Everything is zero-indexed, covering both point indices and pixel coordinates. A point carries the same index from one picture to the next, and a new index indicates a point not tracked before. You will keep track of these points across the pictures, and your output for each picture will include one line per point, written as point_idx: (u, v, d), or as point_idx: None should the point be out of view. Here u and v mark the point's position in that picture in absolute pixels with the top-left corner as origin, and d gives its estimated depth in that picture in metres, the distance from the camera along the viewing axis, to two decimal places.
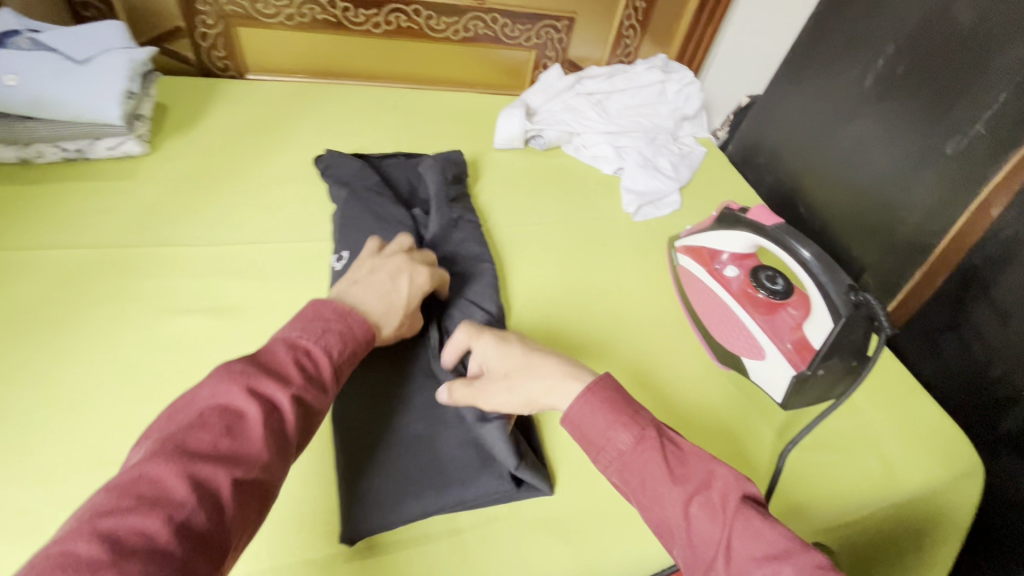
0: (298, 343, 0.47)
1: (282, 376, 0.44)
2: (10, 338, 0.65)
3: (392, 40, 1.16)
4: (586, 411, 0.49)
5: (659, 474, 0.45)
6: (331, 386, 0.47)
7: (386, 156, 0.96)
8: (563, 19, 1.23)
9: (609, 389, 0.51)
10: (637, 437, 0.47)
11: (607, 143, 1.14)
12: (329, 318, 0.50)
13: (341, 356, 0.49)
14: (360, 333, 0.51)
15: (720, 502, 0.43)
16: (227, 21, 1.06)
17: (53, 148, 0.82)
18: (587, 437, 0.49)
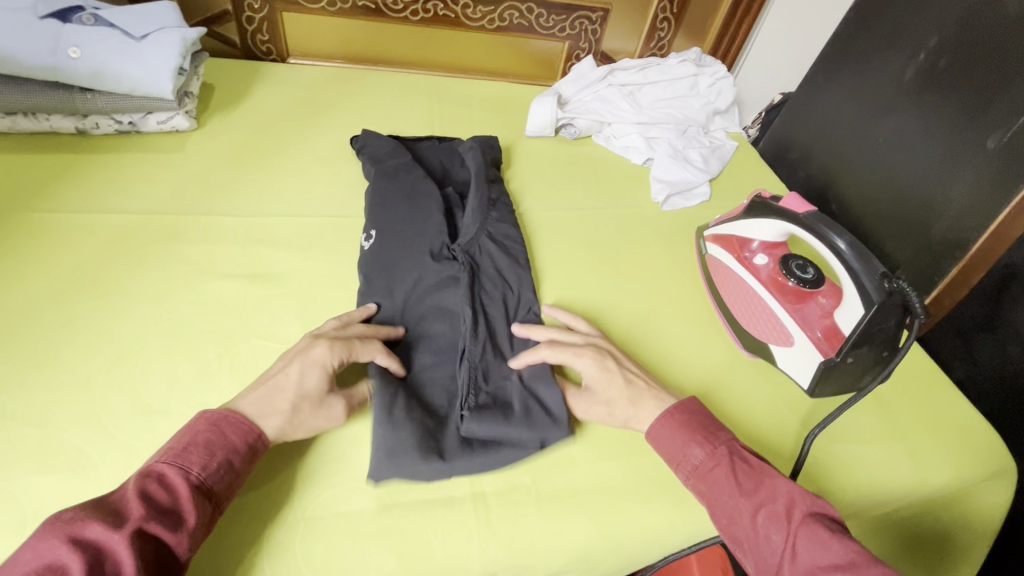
0: (154, 471, 0.48)
1: (122, 515, 0.44)
2: (64, 293, 0.68)
3: (429, 28, 1.18)
4: (667, 430, 0.60)
5: (731, 488, 0.54)
6: (189, 509, 0.47)
7: (421, 139, 0.98)
8: (597, 10, 1.23)
9: (686, 411, 0.61)
10: (710, 452, 0.57)
11: (638, 134, 1.15)
12: (200, 431, 0.51)
13: (203, 473, 0.49)
14: (220, 446, 0.51)
15: (785, 513, 0.51)
16: (272, 6, 1.09)
17: (108, 120, 0.86)
18: (667, 452, 0.59)
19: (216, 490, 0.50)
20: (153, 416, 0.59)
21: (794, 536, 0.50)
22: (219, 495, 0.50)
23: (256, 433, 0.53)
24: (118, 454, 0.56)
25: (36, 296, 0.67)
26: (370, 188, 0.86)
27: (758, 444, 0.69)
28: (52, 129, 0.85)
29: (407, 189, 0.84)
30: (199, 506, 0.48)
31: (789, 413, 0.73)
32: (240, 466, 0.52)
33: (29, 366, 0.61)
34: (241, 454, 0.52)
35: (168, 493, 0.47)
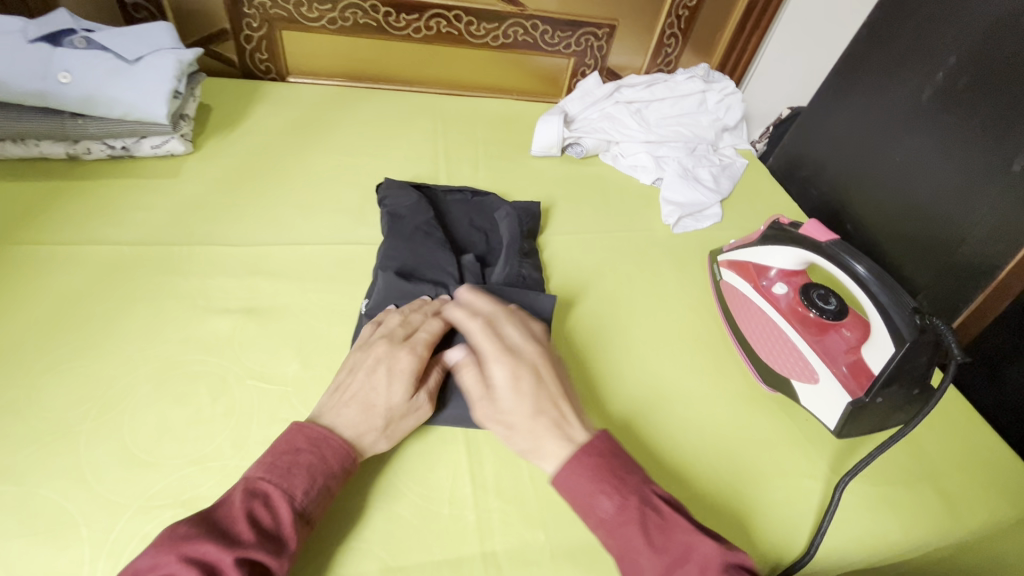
0: (259, 491, 0.47)
1: (233, 537, 0.43)
2: (50, 331, 0.64)
3: (432, 46, 1.16)
4: (570, 473, 0.51)
5: (641, 542, 0.47)
6: (291, 536, 0.46)
7: (451, 190, 0.92)
8: (603, 26, 1.20)
9: (599, 451, 0.52)
10: (620, 503, 0.49)
11: (646, 152, 1.12)
12: (301, 450, 0.50)
13: (305, 500, 0.48)
14: (326, 468, 0.50)
15: (700, 572, 0.45)
16: (271, 24, 1.07)
17: (100, 145, 0.83)
18: (572, 498, 0.51)
19: (312, 515, 0.49)
20: (141, 467, 0.56)
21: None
22: (315, 519, 0.49)
23: (352, 455, 0.53)
24: (102, 511, 0.52)
25: (20, 336, 0.63)
26: (384, 236, 0.80)
27: (782, 487, 0.66)
28: (41, 155, 0.82)
29: (422, 241, 0.78)
30: (298, 533, 0.47)
31: (812, 452, 0.69)
32: (336, 489, 0.51)
33: (9, 414, 0.57)
34: (340, 478, 0.52)
35: (271, 517, 0.46)
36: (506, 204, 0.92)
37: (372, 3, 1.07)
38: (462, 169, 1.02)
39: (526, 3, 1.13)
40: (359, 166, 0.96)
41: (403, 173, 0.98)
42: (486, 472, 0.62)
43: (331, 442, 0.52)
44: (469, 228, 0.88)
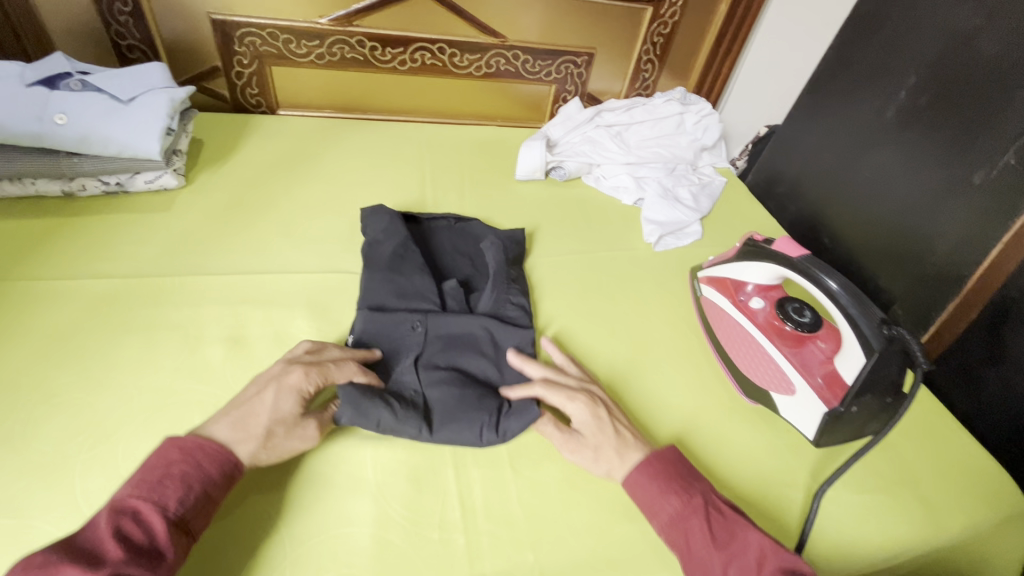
0: (129, 507, 0.49)
1: (100, 557, 0.45)
2: (44, 365, 0.66)
3: (418, 77, 1.20)
4: (643, 482, 0.61)
5: (704, 541, 0.56)
6: (167, 546, 0.48)
7: (435, 218, 0.95)
8: (582, 54, 1.24)
9: (666, 462, 0.62)
10: (685, 504, 0.58)
11: (627, 174, 1.15)
12: (173, 462, 0.52)
13: (178, 509, 0.50)
14: (202, 475, 0.53)
15: (753, 565, 0.53)
16: (261, 61, 1.10)
17: (95, 182, 0.86)
18: (642, 502, 0.60)
19: (193, 524, 0.51)
20: None
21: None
22: (198, 527, 0.52)
23: (232, 461, 0.55)
24: None
25: (15, 371, 0.65)
26: (365, 267, 0.82)
27: (763, 500, 0.67)
28: (37, 193, 0.84)
29: (400, 268, 0.81)
30: (176, 541, 0.49)
31: (793, 462, 0.71)
32: (218, 495, 0.53)
33: (3, 449, 0.58)
34: (218, 486, 0.54)
35: (144, 532, 0.48)
36: (490, 231, 0.94)
37: (358, 38, 1.11)
38: (448, 195, 1.05)
39: (507, 35, 1.17)
40: (348, 195, 0.99)
41: (390, 201, 1.01)
42: (475, 500, 0.63)
43: (210, 454, 0.54)
44: (453, 254, 0.91)
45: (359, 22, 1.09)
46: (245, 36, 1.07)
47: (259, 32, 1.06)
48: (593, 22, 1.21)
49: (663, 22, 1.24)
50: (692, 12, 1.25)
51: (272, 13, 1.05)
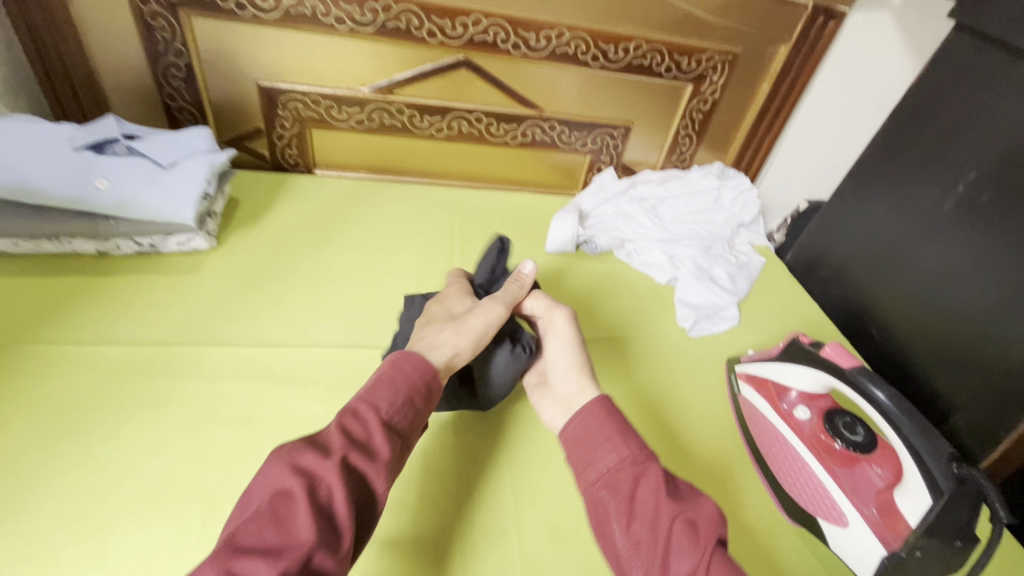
0: (351, 407, 0.54)
1: (328, 447, 0.51)
2: (53, 441, 0.64)
3: (454, 143, 1.20)
4: (592, 421, 0.62)
5: (654, 492, 0.55)
6: (381, 442, 0.53)
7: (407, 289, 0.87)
8: (619, 127, 1.23)
9: (614, 412, 0.63)
10: (637, 453, 0.58)
11: (661, 251, 1.11)
12: (384, 372, 0.58)
13: (390, 410, 0.55)
14: (406, 380, 0.58)
15: (701, 528, 0.52)
16: (302, 124, 1.13)
17: (129, 242, 0.86)
18: (591, 438, 0.60)
19: (401, 426, 0.56)
20: None
21: (707, 558, 0.50)
22: (405, 428, 0.56)
23: (428, 368, 0.61)
24: None
25: (25, 444, 0.63)
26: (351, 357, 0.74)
27: None
28: (72, 250, 0.85)
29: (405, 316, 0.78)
30: (388, 438, 0.54)
31: None
32: (420, 400, 0.59)
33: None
34: (427, 386, 0.60)
35: (361, 427, 0.54)
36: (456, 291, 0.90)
37: (397, 106, 1.12)
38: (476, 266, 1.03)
39: (544, 107, 1.17)
40: (375, 264, 0.98)
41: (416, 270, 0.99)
42: None
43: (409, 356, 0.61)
44: None
45: (399, 91, 1.11)
46: (289, 101, 1.09)
47: (302, 98, 1.09)
48: (631, 96, 1.19)
49: (703, 99, 1.22)
50: (734, 89, 1.23)
51: (315, 81, 1.08)
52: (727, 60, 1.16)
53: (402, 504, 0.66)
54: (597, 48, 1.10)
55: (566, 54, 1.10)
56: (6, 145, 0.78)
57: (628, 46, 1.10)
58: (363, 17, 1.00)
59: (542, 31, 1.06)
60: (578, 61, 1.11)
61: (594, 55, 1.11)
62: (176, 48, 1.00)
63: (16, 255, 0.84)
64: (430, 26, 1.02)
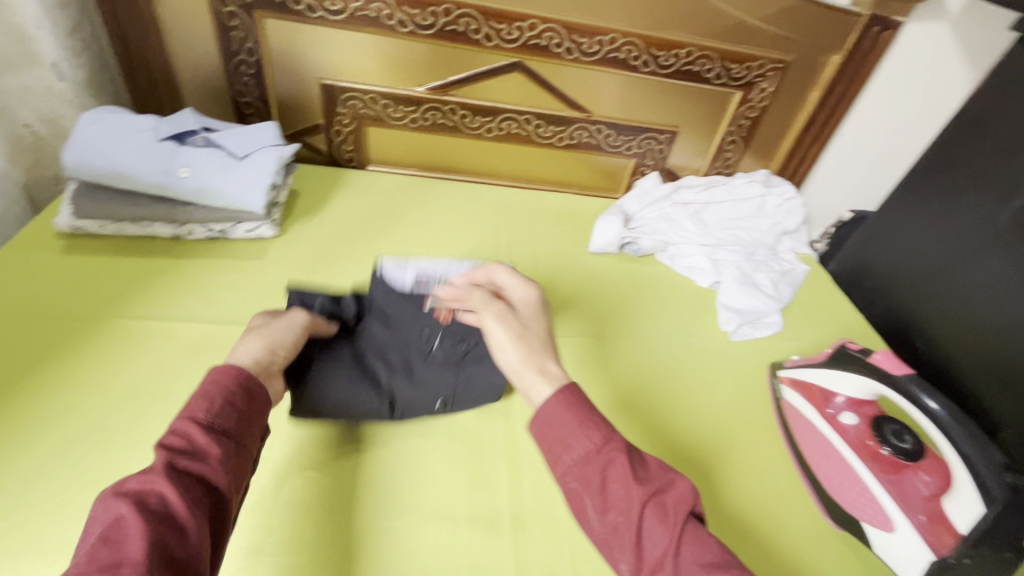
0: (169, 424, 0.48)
1: (150, 465, 0.44)
2: (137, 407, 0.69)
3: (502, 144, 1.24)
4: (558, 412, 0.55)
5: (621, 480, 0.51)
6: (208, 445, 0.47)
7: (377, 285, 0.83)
8: (665, 132, 1.25)
9: (577, 398, 0.56)
10: (604, 439, 0.53)
11: (704, 255, 1.13)
12: (203, 383, 0.52)
13: (207, 415, 0.49)
14: (219, 378, 0.52)
15: (670, 508, 0.50)
16: (360, 121, 1.18)
17: (202, 228, 0.92)
18: (557, 434, 0.54)
19: (230, 427, 0.50)
20: None
21: (680, 538, 0.48)
22: (236, 429, 0.50)
23: (244, 373, 0.54)
24: None
25: (113, 408, 0.68)
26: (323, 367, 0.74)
27: None
28: (151, 233, 0.91)
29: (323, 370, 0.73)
30: (217, 441, 0.48)
31: None
32: (245, 398, 0.53)
33: (92, 486, 0.62)
34: (242, 382, 0.53)
35: (185, 441, 0.47)
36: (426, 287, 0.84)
37: (450, 107, 1.16)
38: (521, 263, 1.07)
39: (592, 110, 1.20)
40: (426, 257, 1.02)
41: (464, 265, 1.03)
42: None
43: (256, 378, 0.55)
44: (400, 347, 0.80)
45: (453, 92, 1.15)
46: (349, 100, 1.14)
47: (362, 97, 1.14)
48: (679, 102, 1.21)
49: (751, 105, 1.23)
50: (784, 97, 1.23)
51: (375, 80, 1.12)
52: (778, 68, 1.17)
53: (455, 485, 0.69)
54: (648, 54, 1.12)
55: (617, 59, 1.12)
56: (101, 135, 0.85)
57: (679, 53, 1.12)
58: (424, 20, 1.04)
59: (595, 36, 1.08)
60: (629, 66, 1.14)
61: (645, 61, 1.13)
62: (247, 46, 1.06)
63: (102, 236, 0.91)
64: (487, 30, 1.06)
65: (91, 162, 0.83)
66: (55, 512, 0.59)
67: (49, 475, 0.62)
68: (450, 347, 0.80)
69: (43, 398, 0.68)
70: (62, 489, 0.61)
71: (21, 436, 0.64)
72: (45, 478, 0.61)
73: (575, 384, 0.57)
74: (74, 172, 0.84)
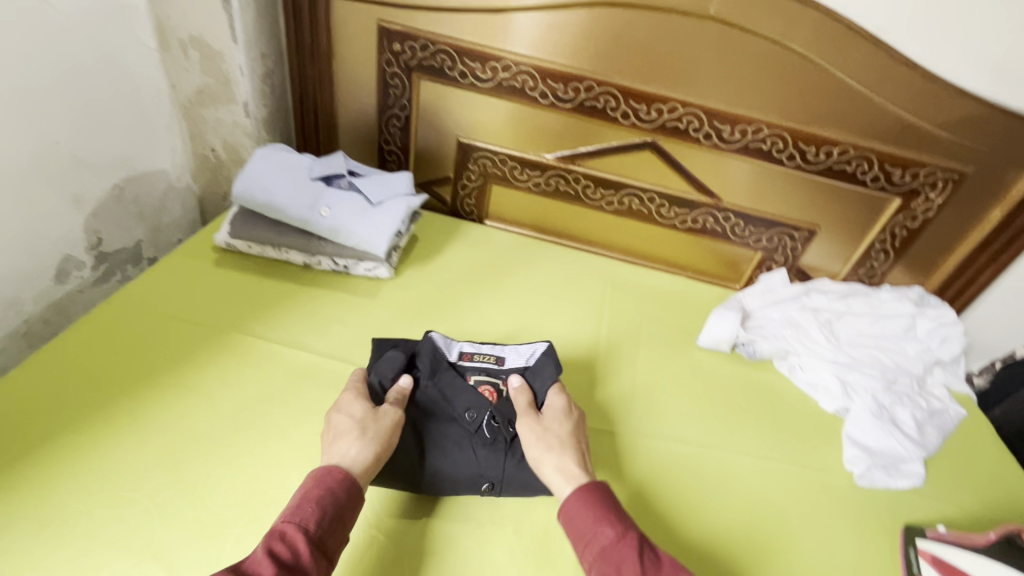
0: (276, 530, 0.55)
1: (257, 575, 0.50)
2: (235, 425, 0.73)
3: (621, 218, 1.22)
4: (575, 509, 0.63)
5: (633, 574, 0.57)
6: (307, 564, 0.54)
7: (430, 351, 0.81)
8: (802, 230, 1.15)
9: (596, 494, 0.64)
10: (616, 533, 0.60)
11: (832, 373, 0.99)
12: (309, 490, 0.60)
13: (316, 530, 0.56)
14: (337, 485, 0.60)
15: None
16: (486, 179, 1.22)
17: (329, 261, 0.99)
18: (577, 529, 0.62)
19: (328, 546, 0.57)
20: None
21: None
22: (333, 547, 0.57)
23: (355, 483, 0.62)
24: None
25: (218, 422, 0.73)
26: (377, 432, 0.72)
27: None
28: (286, 259, 1.00)
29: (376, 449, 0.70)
30: (313, 563, 0.54)
31: None
32: (348, 515, 0.59)
33: (183, 493, 0.65)
34: (347, 501, 0.60)
35: (290, 551, 0.54)
36: (474, 353, 0.84)
37: (575, 176, 1.17)
38: (622, 346, 1.01)
39: (722, 197, 1.14)
40: (526, 323, 1.01)
41: (561, 338, 1.00)
42: None
43: (334, 470, 0.61)
44: (452, 414, 0.76)
45: (580, 162, 1.16)
46: (480, 158, 1.20)
47: (492, 157, 1.19)
48: (824, 200, 1.10)
49: (912, 215, 1.09)
50: (954, 211, 1.08)
51: (507, 144, 1.17)
52: (951, 179, 1.03)
53: None
54: (796, 147, 1.04)
55: (759, 149, 1.06)
56: (265, 171, 0.97)
57: (832, 150, 1.03)
58: (566, 93, 1.07)
59: (738, 125, 1.04)
60: (771, 158, 1.07)
61: (790, 154, 1.05)
62: (401, 103, 1.16)
63: (247, 255, 1.01)
64: (626, 108, 1.06)
65: (254, 194, 0.95)
66: (146, 512, 0.63)
67: (154, 475, 0.66)
68: (497, 426, 0.75)
69: (168, 399, 0.75)
70: (160, 492, 0.65)
71: (144, 432, 0.71)
72: (150, 477, 0.66)
73: (595, 483, 0.65)
74: (239, 199, 0.96)
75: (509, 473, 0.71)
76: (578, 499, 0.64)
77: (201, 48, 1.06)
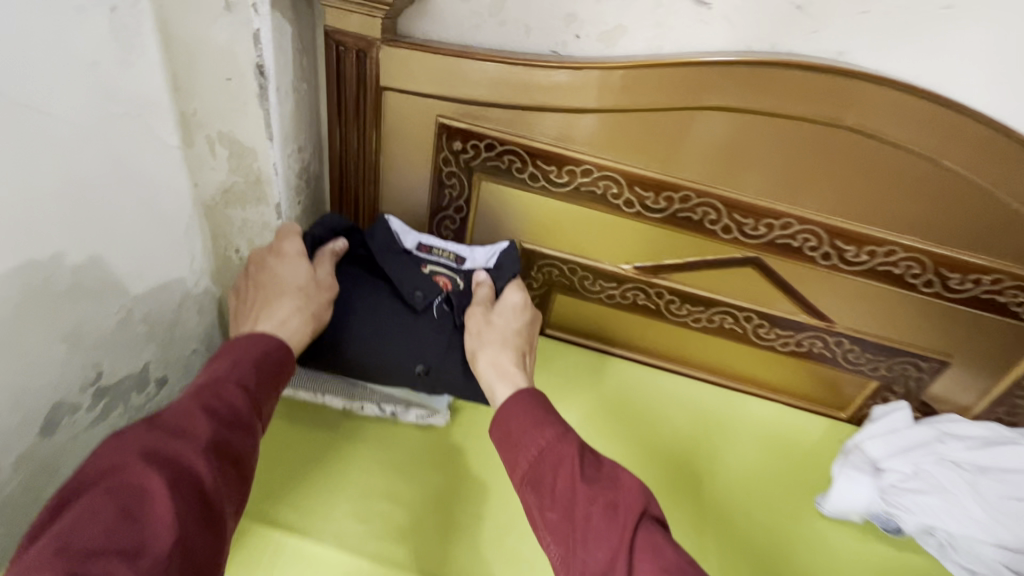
0: (208, 389, 0.62)
1: (190, 433, 0.58)
2: None
3: (708, 336, 1.04)
4: (517, 411, 0.69)
5: (571, 476, 0.62)
6: (244, 420, 0.62)
7: (392, 246, 0.86)
8: (932, 360, 0.96)
9: (534, 402, 0.70)
10: (557, 436, 0.66)
11: (997, 558, 0.82)
12: (242, 353, 0.66)
13: (246, 386, 0.64)
14: (273, 352, 0.68)
15: (621, 506, 0.60)
16: (551, 287, 1.05)
17: (374, 406, 0.84)
18: (513, 430, 0.68)
19: (261, 405, 0.65)
20: None
21: (629, 537, 0.57)
22: (264, 404, 0.65)
23: (286, 351, 0.70)
24: None
25: None
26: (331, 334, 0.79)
27: None
28: (323, 403, 0.85)
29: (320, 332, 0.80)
30: (245, 405, 0.62)
31: None
32: (278, 378, 0.68)
33: None
34: (280, 368, 0.69)
35: (228, 405, 0.61)
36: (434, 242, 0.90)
37: (658, 290, 1.00)
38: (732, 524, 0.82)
39: (836, 320, 0.96)
40: None
41: None
42: None
43: (269, 341, 0.69)
44: (405, 297, 0.83)
45: (666, 276, 0.99)
46: (545, 266, 1.03)
47: (560, 265, 1.02)
48: (962, 329, 0.92)
49: None
50: None
51: (579, 252, 1.00)
52: None
53: None
54: (935, 273, 0.87)
55: (889, 272, 0.89)
56: None
57: (981, 277, 0.86)
58: (656, 203, 0.91)
59: (865, 246, 0.87)
60: (902, 283, 0.89)
61: (927, 280, 0.88)
62: (457, 204, 1.00)
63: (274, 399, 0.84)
64: (728, 222, 0.90)
65: None
66: None
67: None
68: (446, 310, 0.84)
69: None
70: None
71: None
72: None
73: (528, 389, 0.71)
74: None
75: (441, 360, 0.82)
76: (518, 399, 0.70)
77: (230, 145, 0.90)
